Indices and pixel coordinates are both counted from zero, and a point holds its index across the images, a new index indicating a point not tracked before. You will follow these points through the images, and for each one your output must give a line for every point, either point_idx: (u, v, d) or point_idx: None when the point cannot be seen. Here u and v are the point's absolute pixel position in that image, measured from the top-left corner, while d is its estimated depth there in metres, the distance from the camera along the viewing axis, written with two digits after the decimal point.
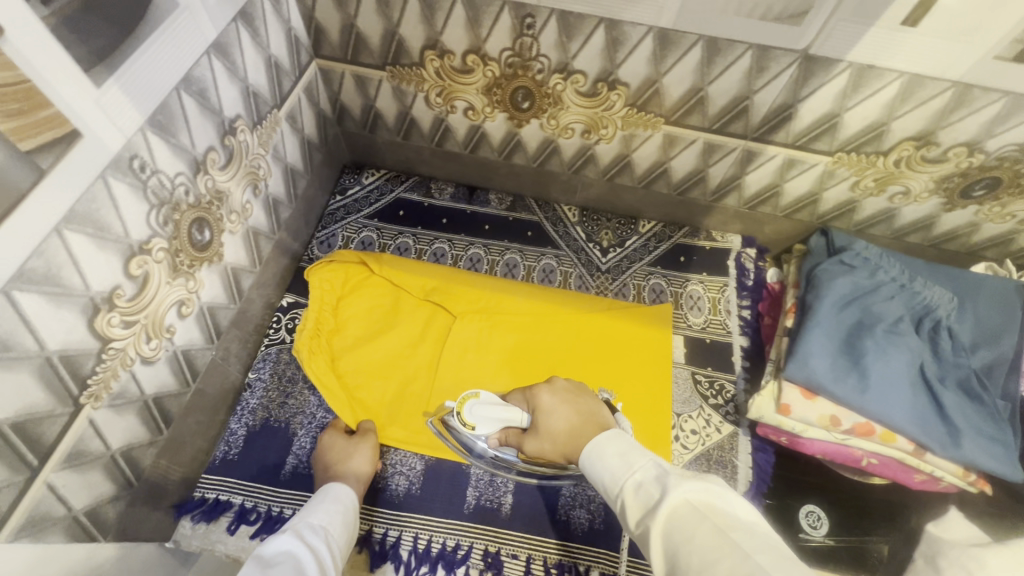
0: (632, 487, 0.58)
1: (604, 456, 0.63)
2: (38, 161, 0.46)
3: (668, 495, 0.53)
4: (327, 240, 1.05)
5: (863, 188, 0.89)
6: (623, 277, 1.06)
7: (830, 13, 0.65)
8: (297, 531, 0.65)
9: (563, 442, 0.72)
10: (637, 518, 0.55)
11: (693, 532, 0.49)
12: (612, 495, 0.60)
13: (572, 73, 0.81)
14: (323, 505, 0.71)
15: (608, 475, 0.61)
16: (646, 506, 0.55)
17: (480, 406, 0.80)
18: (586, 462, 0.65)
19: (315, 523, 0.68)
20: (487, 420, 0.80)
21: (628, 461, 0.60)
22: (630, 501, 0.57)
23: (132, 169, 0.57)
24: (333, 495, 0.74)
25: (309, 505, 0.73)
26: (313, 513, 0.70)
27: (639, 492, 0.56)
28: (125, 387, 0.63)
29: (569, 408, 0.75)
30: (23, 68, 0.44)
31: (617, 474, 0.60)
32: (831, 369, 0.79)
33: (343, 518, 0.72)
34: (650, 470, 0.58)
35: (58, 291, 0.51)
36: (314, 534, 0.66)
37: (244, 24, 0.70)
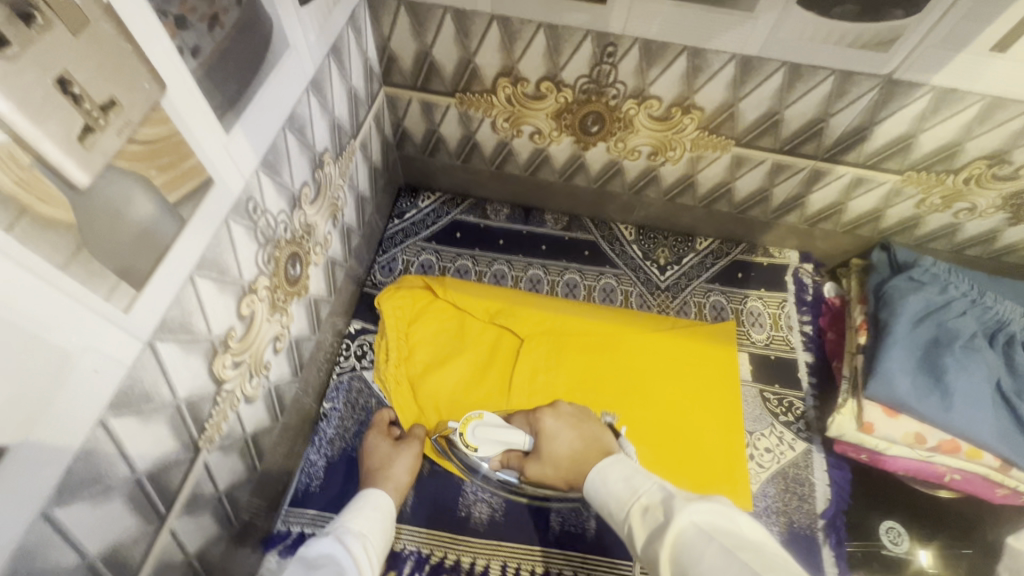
0: (638, 509, 0.61)
1: (610, 478, 0.66)
2: (181, 212, 0.46)
3: (675, 517, 0.55)
4: (388, 265, 1.05)
5: (929, 205, 0.90)
6: (683, 295, 1.06)
7: (919, 39, 0.66)
8: (336, 537, 0.67)
9: (565, 464, 0.74)
10: (644, 540, 0.58)
11: (701, 553, 0.51)
12: (621, 517, 0.63)
13: (647, 99, 0.82)
14: (363, 510, 0.73)
15: (615, 500, 0.64)
16: (653, 528, 0.58)
17: (486, 426, 0.81)
18: (592, 486, 0.68)
19: (355, 529, 0.70)
20: (493, 441, 0.80)
21: (633, 485, 0.64)
22: (638, 525, 0.60)
23: (248, 212, 0.57)
24: (376, 503, 0.75)
25: (352, 507, 0.74)
26: (353, 518, 0.71)
27: (646, 516, 0.59)
28: (232, 427, 0.63)
29: (573, 427, 0.77)
30: (177, 123, 0.43)
31: (622, 499, 0.63)
32: (913, 387, 0.79)
33: (383, 524, 0.73)
34: (656, 492, 0.61)
35: (187, 338, 0.51)
36: (352, 540, 0.68)
37: (334, 59, 0.70)
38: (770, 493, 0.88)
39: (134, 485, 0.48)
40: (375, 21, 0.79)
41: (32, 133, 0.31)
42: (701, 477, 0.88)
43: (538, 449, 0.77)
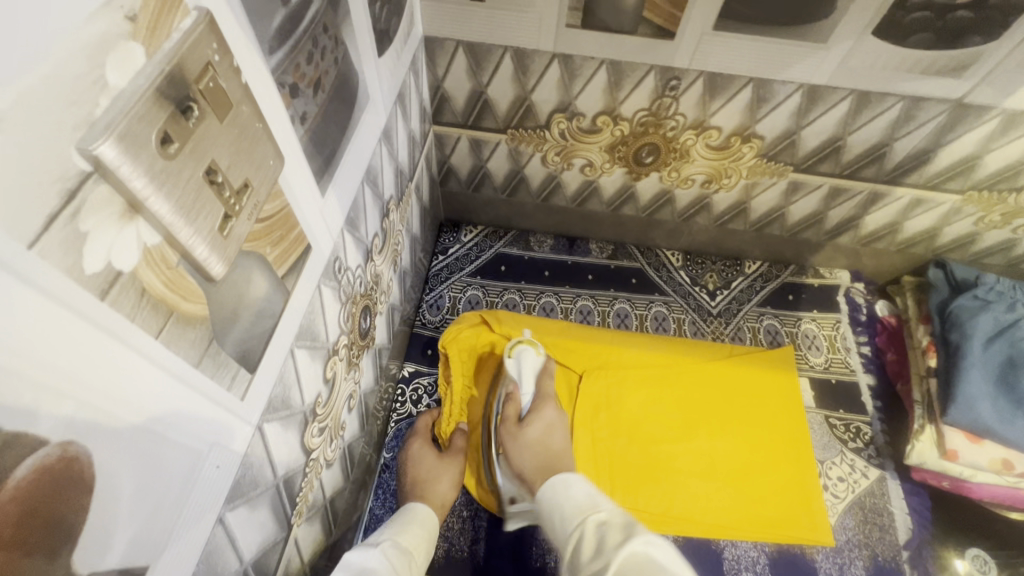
0: (595, 524, 0.58)
1: (569, 488, 0.64)
2: (287, 285, 0.44)
3: (630, 540, 0.52)
4: (435, 302, 1.03)
5: (988, 223, 0.90)
6: (735, 320, 1.04)
7: (995, 64, 0.66)
8: (384, 549, 0.62)
9: (535, 452, 0.75)
10: (588, 555, 0.55)
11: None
12: (569, 528, 0.59)
13: (707, 129, 0.81)
14: (409, 526, 0.68)
15: (570, 509, 0.61)
16: (601, 543, 0.55)
17: (530, 358, 0.86)
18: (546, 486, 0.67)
19: (403, 543, 0.65)
20: (518, 368, 0.86)
21: (596, 502, 0.61)
22: (587, 536, 0.57)
23: (334, 272, 0.55)
24: (421, 517, 0.72)
25: (397, 523, 0.69)
26: (403, 533, 0.66)
27: (600, 527, 0.57)
28: (316, 496, 0.60)
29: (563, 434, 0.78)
30: (287, 194, 0.41)
31: (579, 507, 0.61)
32: (997, 412, 0.77)
33: (427, 544, 0.68)
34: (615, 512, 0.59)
35: (286, 413, 0.48)
36: (399, 551, 0.63)
37: (400, 105, 0.69)
38: (849, 525, 0.85)
39: None
40: (431, 61, 0.77)
41: (184, 232, 0.29)
42: (777, 512, 0.85)
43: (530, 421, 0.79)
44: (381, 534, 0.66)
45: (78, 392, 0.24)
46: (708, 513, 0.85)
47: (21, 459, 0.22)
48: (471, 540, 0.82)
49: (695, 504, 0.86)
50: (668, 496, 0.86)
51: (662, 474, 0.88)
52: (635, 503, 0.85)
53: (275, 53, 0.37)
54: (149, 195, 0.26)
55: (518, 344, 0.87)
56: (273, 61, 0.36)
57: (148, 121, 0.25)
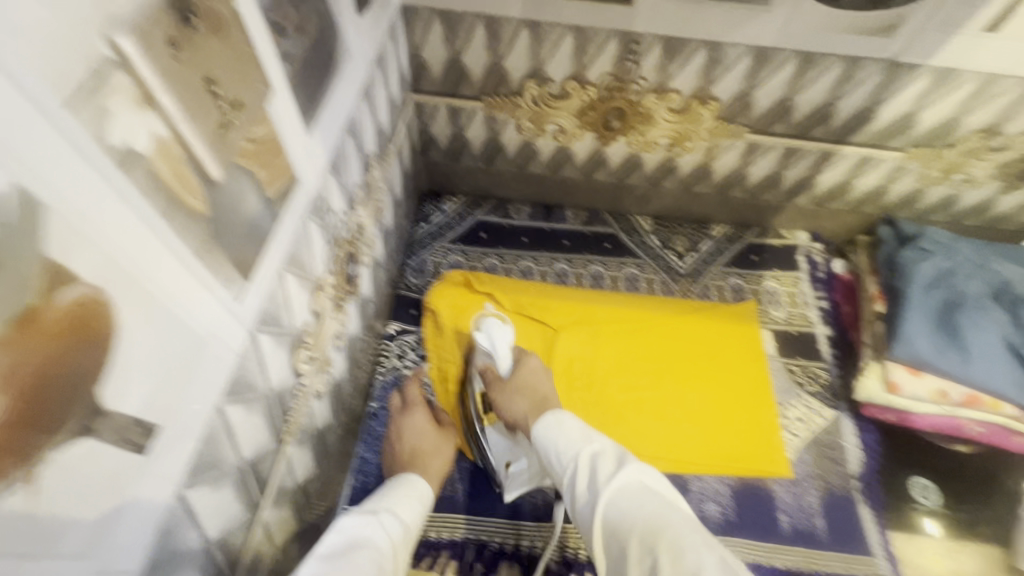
0: (589, 455, 0.63)
1: (565, 423, 0.68)
2: (277, 209, 0.49)
3: (620, 472, 0.59)
4: (419, 266, 1.08)
5: (930, 179, 0.97)
6: (702, 279, 1.11)
7: (921, 24, 0.73)
8: (382, 520, 0.62)
9: (526, 401, 0.78)
10: (584, 485, 0.61)
11: (641, 504, 0.55)
12: (565, 460, 0.64)
13: (667, 92, 0.87)
14: (408, 500, 0.69)
15: (565, 443, 0.66)
16: (599, 474, 0.60)
17: (498, 326, 0.89)
18: (540, 424, 0.70)
19: (399, 516, 0.65)
20: (489, 340, 0.88)
21: (588, 434, 0.66)
22: (582, 468, 0.62)
23: (320, 211, 0.60)
24: (418, 490, 0.72)
25: (396, 492, 0.69)
26: (401, 507, 0.67)
27: (596, 459, 0.62)
28: (307, 422, 0.65)
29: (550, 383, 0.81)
30: (276, 122, 0.46)
31: (573, 441, 0.65)
32: (934, 346, 0.85)
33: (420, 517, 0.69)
34: (604, 445, 0.64)
35: (278, 331, 0.53)
36: (397, 528, 0.63)
37: (379, 67, 0.74)
38: (806, 459, 0.92)
39: (240, 472, 0.50)
40: (408, 30, 0.83)
41: (187, 129, 0.34)
42: (740, 449, 0.92)
43: (514, 375, 0.82)
44: (382, 502, 0.66)
45: (106, 248, 0.30)
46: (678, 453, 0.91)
47: (60, 288, 0.27)
48: (454, 480, 0.87)
49: (668, 442, 0.92)
50: (641, 437, 0.93)
51: (635, 417, 0.94)
52: None
53: None
54: (160, 90, 0.31)
55: (487, 319, 0.89)
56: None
57: (158, 24, 0.30)
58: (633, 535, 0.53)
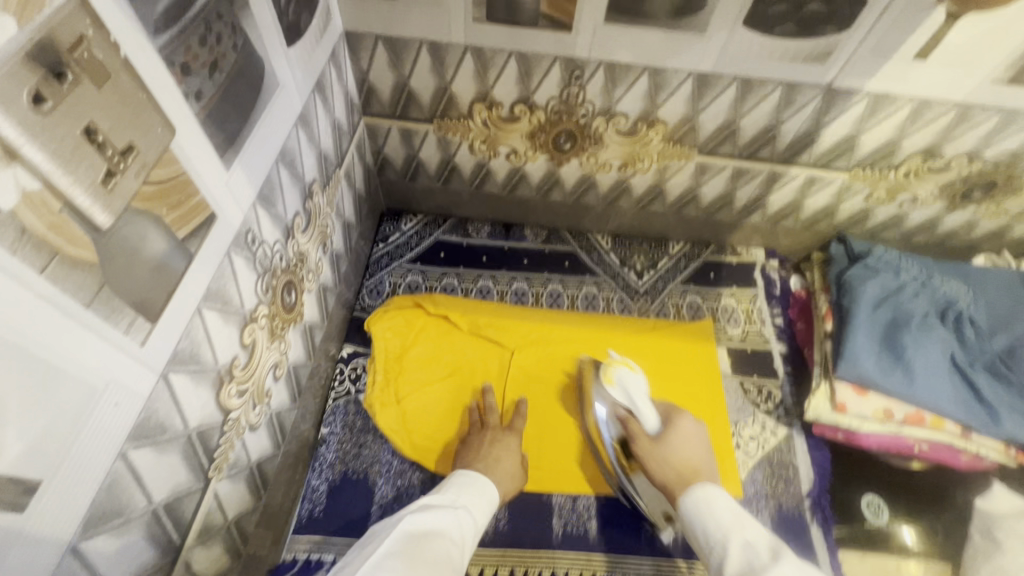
0: (738, 543, 0.64)
1: (714, 504, 0.69)
2: (188, 246, 0.49)
3: (778, 564, 0.59)
4: (375, 287, 1.07)
5: (876, 199, 0.98)
6: (660, 297, 1.11)
7: (853, 51, 0.74)
8: (460, 515, 0.71)
9: (676, 466, 0.78)
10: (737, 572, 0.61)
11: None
12: (713, 541, 0.66)
13: (615, 115, 0.88)
14: (480, 499, 0.76)
15: (714, 524, 0.67)
16: (750, 564, 0.61)
17: (632, 380, 0.90)
18: (690, 497, 0.72)
19: (470, 511, 0.73)
20: (627, 394, 0.89)
21: (741, 520, 0.66)
22: (735, 555, 0.63)
23: (246, 243, 0.59)
24: (486, 492, 0.78)
25: (471, 488, 0.77)
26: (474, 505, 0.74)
27: (747, 550, 0.63)
28: (239, 456, 0.64)
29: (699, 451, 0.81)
30: (181, 159, 0.46)
31: (724, 525, 0.66)
32: (878, 365, 0.86)
33: (487, 514, 0.76)
34: (761, 538, 0.64)
35: (196, 368, 0.52)
36: (470, 524, 0.71)
37: (319, 94, 0.74)
38: (758, 478, 0.92)
39: (152, 516, 0.49)
40: (353, 55, 0.82)
41: (63, 180, 0.34)
42: None
43: (666, 439, 0.82)
44: (460, 498, 0.74)
45: None
46: None
47: None
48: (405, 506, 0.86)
49: None
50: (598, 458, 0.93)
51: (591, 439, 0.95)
52: (565, 466, 0.92)
53: (163, 33, 0.41)
54: (25, 144, 0.31)
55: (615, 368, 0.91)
56: (161, 41, 0.41)
57: (18, 80, 0.30)
58: None
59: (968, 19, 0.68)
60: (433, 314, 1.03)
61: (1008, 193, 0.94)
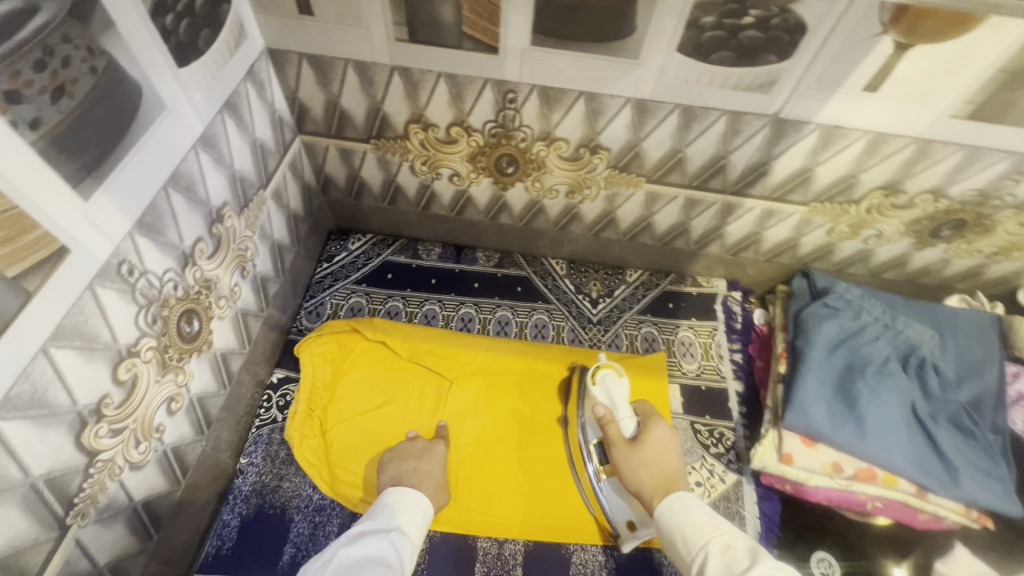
0: (718, 546, 0.62)
1: (691, 510, 0.66)
2: (24, 284, 0.45)
3: (756, 565, 0.57)
4: (315, 309, 1.03)
5: (839, 233, 0.93)
6: (614, 327, 1.06)
7: (797, 81, 0.69)
8: (393, 540, 0.66)
9: (654, 473, 0.72)
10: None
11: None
12: (691, 549, 0.63)
13: (555, 140, 0.84)
14: (411, 513, 0.71)
15: (692, 530, 0.64)
16: (732, 568, 0.59)
17: (615, 382, 0.83)
18: (667, 507, 0.67)
19: (404, 530, 0.69)
20: (609, 397, 0.82)
21: (716, 522, 0.64)
22: (715, 559, 0.61)
23: (120, 275, 0.55)
24: (415, 501, 0.73)
25: (402, 503, 0.72)
26: (407, 520, 0.70)
27: (726, 553, 0.61)
28: (114, 497, 0.60)
29: (670, 455, 0.74)
30: (11, 194, 0.42)
31: (702, 529, 0.64)
32: (828, 416, 0.80)
33: (422, 525, 0.71)
34: (737, 539, 0.62)
35: (42, 413, 0.49)
36: (407, 544, 0.67)
37: (230, 113, 0.70)
38: None
39: None
40: (280, 73, 0.79)
41: None
42: None
43: (644, 442, 0.75)
44: (391, 520, 0.69)
45: None
46: (568, 517, 0.86)
47: None
48: (319, 546, 0.81)
49: (560, 506, 0.87)
50: (530, 499, 0.88)
51: (527, 478, 0.89)
52: (493, 508, 0.87)
53: None
54: None
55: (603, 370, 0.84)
56: None
57: None
58: None
59: (918, 50, 0.63)
60: (370, 339, 0.98)
61: (979, 233, 0.88)
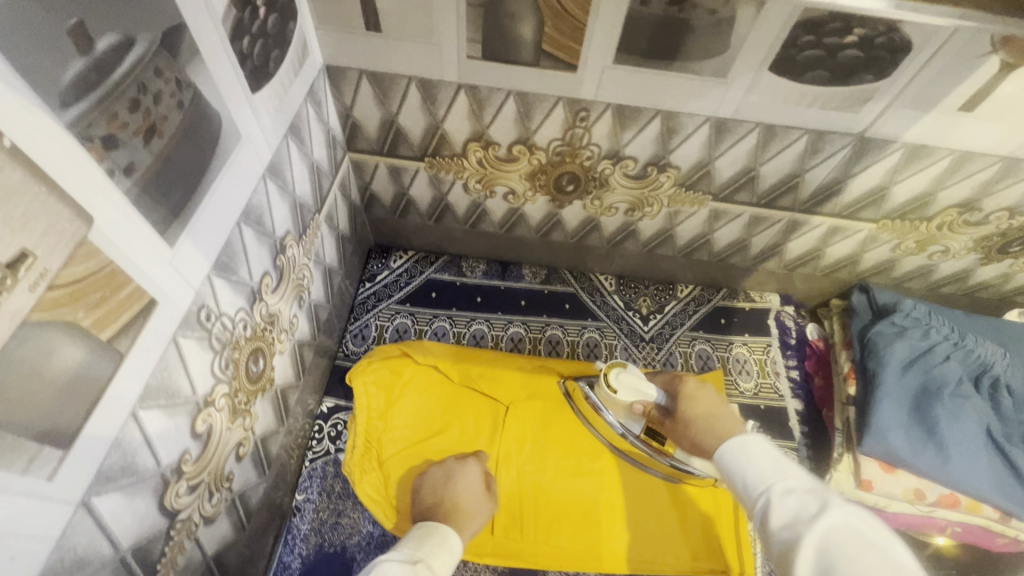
0: (782, 492, 0.53)
1: (755, 455, 0.58)
2: (117, 347, 0.41)
3: (827, 511, 0.48)
4: (361, 331, 1.00)
5: (905, 249, 0.91)
6: (668, 345, 1.04)
7: (892, 99, 0.66)
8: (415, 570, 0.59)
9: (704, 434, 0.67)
10: (781, 523, 0.50)
11: (855, 557, 0.44)
12: (753, 495, 0.55)
13: (622, 159, 0.80)
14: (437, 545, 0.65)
15: (755, 474, 0.56)
16: (796, 514, 0.50)
17: (632, 375, 0.73)
18: (726, 451, 0.60)
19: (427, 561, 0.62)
20: (635, 390, 0.73)
21: (782, 466, 0.56)
22: (779, 503, 0.52)
23: (200, 323, 0.51)
24: (445, 536, 0.67)
25: (420, 537, 0.66)
26: (430, 553, 0.64)
27: (789, 498, 0.52)
28: (191, 556, 0.57)
29: (715, 400, 0.71)
30: (107, 251, 0.38)
31: (764, 474, 0.55)
32: (908, 441, 0.78)
33: (447, 558, 0.65)
34: (808, 485, 0.53)
35: (131, 481, 0.45)
36: None
37: (293, 137, 0.66)
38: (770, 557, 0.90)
39: None
40: (336, 90, 0.75)
41: None
42: (705, 543, 0.85)
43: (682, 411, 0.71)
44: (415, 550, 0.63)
45: None
46: (640, 549, 0.84)
47: None
48: None
49: (615, 533, 0.85)
50: (599, 532, 0.85)
51: (586, 509, 0.86)
52: (562, 542, 0.84)
53: (74, 105, 0.33)
54: None
55: (611, 371, 0.73)
56: (69, 117, 0.33)
57: None
58: None
59: None
60: (416, 363, 0.94)
61: None
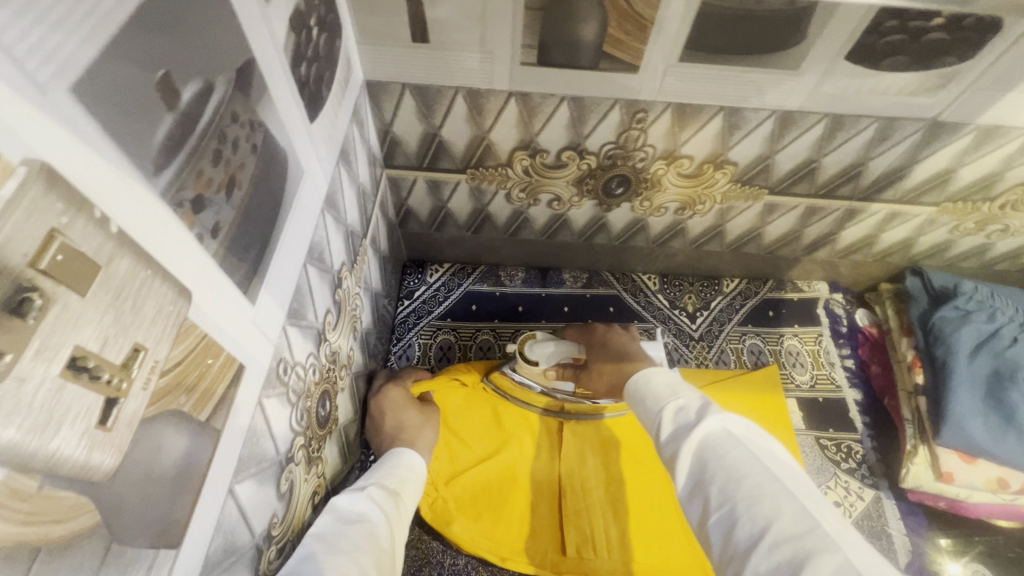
0: (674, 409, 0.54)
1: (653, 380, 0.60)
2: (215, 424, 0.37)
3: (704, 419, 0.50)
4: (405, 352, 0.97)
5: (962, 231, 0.89)
6: (718, 343, 1.01)
7: (972, 80, 0.62)
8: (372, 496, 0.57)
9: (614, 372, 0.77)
10: (669, 438, 0.52)
11: (724, 453, 0.47)
12: (651, 415, 0.56)
13: (678, 158, 0.76)
14: (393, 469, 0.64)
15: (651, 399, 0.58)
16: (680, 424, 0.52)
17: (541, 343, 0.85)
18: (631, 385, 0.62)
19: (386, 485, 0.60)
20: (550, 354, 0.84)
21: (676, 389, 0.57)
22: (667, 419, 0.54)
23: (279, 378, 0.48)
24: (409, 462, 0.67)
25: (384, 466, 0.65)
26: (387, 476, 0.62)
27: (679, 412, 0.54)
28: None
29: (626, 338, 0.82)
30: (202, 323, 0.34)
31: (659, 396, 0.57)
32: (986, 429, 0.77)
33: (412, 484, 0.64)
34: (696, 398, 0.55)
35: (231, 561, 0.41)
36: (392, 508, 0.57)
37: (344, 163, 0.61)
38: None
39: None
40: (376, 107, 0.70)
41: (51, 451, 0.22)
42: None
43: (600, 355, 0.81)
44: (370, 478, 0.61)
45: None
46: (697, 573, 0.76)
47: None
48: None
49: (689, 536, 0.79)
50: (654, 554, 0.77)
51: (658, 517, 0.80)
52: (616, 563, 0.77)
53: (166, 169, 0.29)
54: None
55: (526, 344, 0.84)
56: (163, 183, 0.29)
57: None
58: (714, 485, 0.45)
59: None
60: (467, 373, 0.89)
61: None
